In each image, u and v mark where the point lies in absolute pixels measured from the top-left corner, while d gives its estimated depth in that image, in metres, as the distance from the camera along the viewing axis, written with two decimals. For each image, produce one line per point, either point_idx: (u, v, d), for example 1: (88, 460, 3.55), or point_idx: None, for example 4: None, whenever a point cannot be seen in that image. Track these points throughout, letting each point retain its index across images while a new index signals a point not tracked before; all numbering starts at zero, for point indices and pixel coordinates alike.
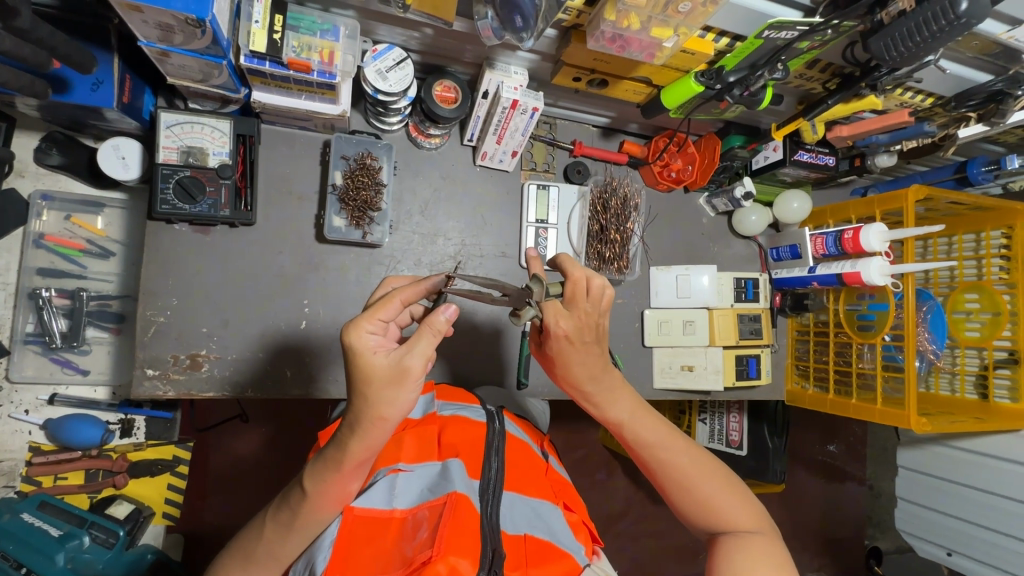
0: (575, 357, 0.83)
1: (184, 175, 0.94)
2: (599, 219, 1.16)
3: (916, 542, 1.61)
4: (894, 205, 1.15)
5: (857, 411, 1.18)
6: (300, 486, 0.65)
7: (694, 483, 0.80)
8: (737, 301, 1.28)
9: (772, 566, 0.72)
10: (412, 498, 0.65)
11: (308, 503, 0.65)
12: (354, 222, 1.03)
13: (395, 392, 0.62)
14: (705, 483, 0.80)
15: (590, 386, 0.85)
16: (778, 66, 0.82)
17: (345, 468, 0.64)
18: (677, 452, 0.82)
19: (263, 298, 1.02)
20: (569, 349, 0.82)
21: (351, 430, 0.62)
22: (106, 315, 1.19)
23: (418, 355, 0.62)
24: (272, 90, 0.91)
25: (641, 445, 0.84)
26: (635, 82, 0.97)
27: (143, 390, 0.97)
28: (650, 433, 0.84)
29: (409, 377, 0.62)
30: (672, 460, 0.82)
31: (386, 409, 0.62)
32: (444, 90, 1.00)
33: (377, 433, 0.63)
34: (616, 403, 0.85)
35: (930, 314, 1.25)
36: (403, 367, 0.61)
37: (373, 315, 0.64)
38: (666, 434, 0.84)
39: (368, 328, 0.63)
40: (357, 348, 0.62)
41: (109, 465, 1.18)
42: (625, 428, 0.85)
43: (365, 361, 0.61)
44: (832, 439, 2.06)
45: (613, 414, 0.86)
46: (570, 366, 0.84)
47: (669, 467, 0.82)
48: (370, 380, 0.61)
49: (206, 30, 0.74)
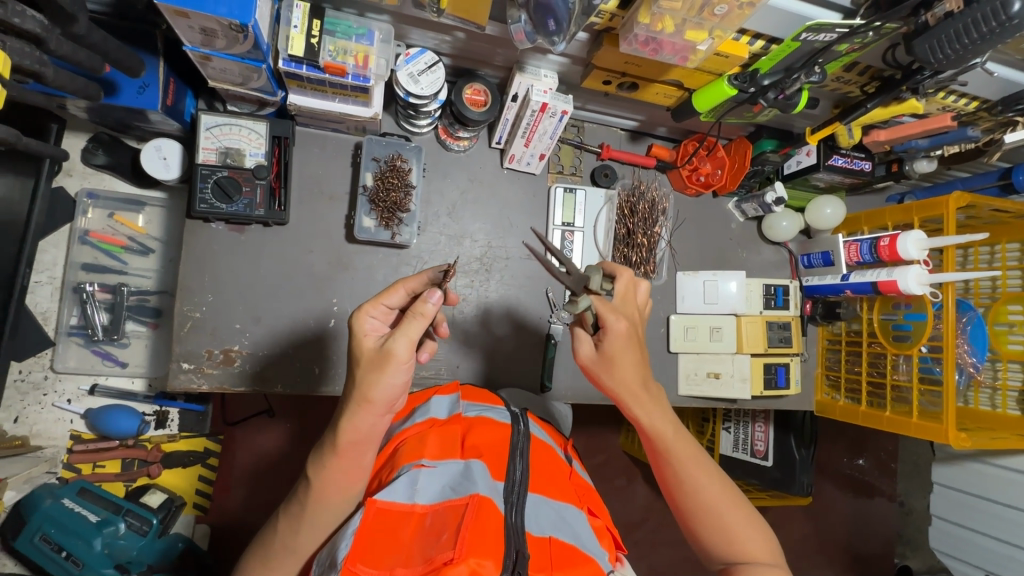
0: (628, 355, 0.80)
1: (222, 175, 0.96)
2: (626, 224, 1.17)
3: (953, 563, 1.54)
4: (933, 212, 1.12)
5: (891, 424, 1.16)
6: (307, 476, 0.68)
7: (721, 511, 0.79)
8: (766, 308, 1.26)
9: None
10: (433, 494, 0.65)
11: (315, 492, 0.67)
12: (384, 223, 1.05)
13: (379, 373, 0.62)
14: (730, 515, 0.79)
15: (636, 396, 0.81)
16: (815, 69, 0.82)
17: (338, 454, 0.65)
18: (709, 473, 0.81)
19: (294, 296, 1.05)
20: (622, 345, 0.79)
21: (342, 410, 0.65)
22: (144, 310, 1.23)
23: (402, 338, 0.62)
24: (308, 93, 0.94)
25: (676, 466, 0.82)
26: (666, 86, 0.97)
27: (178, 383, 1.00)
28: (684, 457, 0.82)
29: (392, 361, 0.62)
30: (701, 487, 0.81)
31: (371, 391, 0.63)
32: (475, 93, 1.01)
33: (365, 417, 0.64)
34: (658, 412, 0.82)
35: (969, 325, 1.22)
36: (385, 349, 0.62)
37: (377, 301, 0.70)
38: (698, 459, 0.82)
39: (369, 313, 0.69)
40: (355, 331, 0.67)
41: (144, 455, 1.22)
42: (664, 440, 0.82)
43: (360, 342, 0.67)
44: (861, 453, 2.01)
45: (653, 423, 0.82)
46: (621, 363, 0.80)
47: (698, 494, 0.80)
48: (361, 359, 0.65)
49: (248, 35, 0.76)
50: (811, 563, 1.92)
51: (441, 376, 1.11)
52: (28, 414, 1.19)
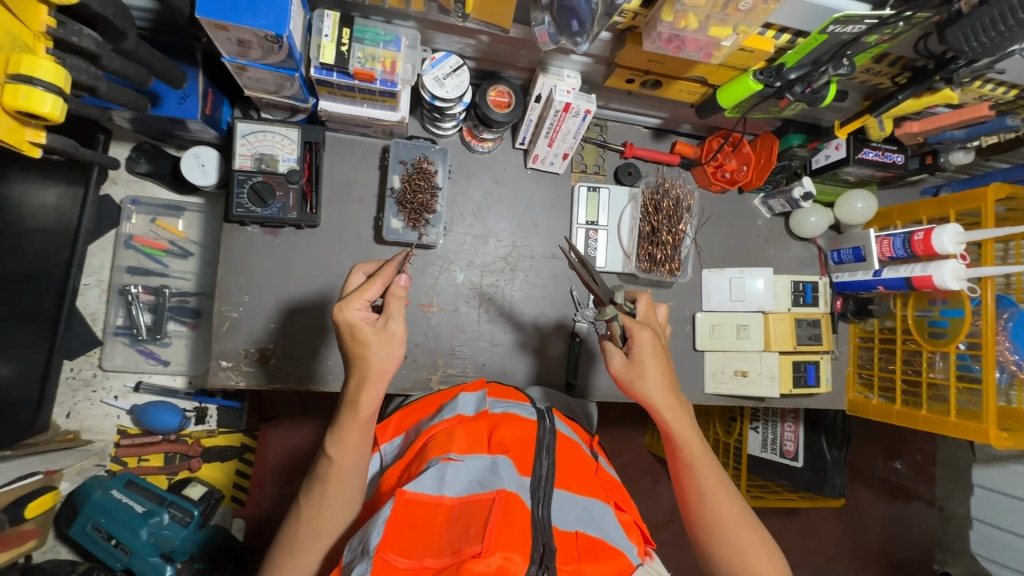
0: (657, 366, 0.81)
1: (257, 180, 1.01)
2: (650, 221, 1.16)
3: (994, 568, 1.48)
4: (970, 205, 1.09)
5: (928, 423, 1.12)
6: (326, 454, 0.74)
7: (736, 539, 0.78)
8: (795, 305, 1.24)
9: None
10: (461, 488, 0.66)
11: (337, 467, 0.73)
12: (410, 224, 1.07)
13: (385, 349, 0.71)
14: (745, 544, 0.78)
15: (668, 407, 0.82)
16: (844, 61, 0.81)
17: (358, 427, 0.73)
18: (730, 495, 0.81)
19: (326, 296, 1.08)
20: (651, 353, 0.81)
21: (357, 387, 0.72)
22: (184, 310, 1.28)
23: (399, 319, 0.72)
24: (338, 99, 0.97)
25: (697, 481, 0.81)
26: (690, 83, 0.97)
27: (218, 380, 1.04)
28: (706, 478, 0.81)
29: (397, 339, 0.72)
30: (719, 511, 0.80)
31: (384, 365, 0.71)
32: (498, 95, 1.03)
33: (377, 388, 0.72)
34: (688, 426, 0.82)
35: (1011, 323, 1.20)
36: (390, 330, 0.71)
37: (358, 294, 0.73)
38: (720, 483, 0.81)
39: (354, 305, 0.72)
40: (350, 324, 0.71)
41: (184, 450, 1.27)
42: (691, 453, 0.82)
43: (359, 332, 0.71)
44: (897, 455, 1.95)
45: (683, 435, 0.82)
46: (651, 372, 0.80)
47: (713, 516, 0.80)
48: (363, 343, 0.71)
49: (283, 45, 0.79)
50: (844, 567, 1.89)
51: (467, 374, 1.13)
52: (79, 410, 1.25)
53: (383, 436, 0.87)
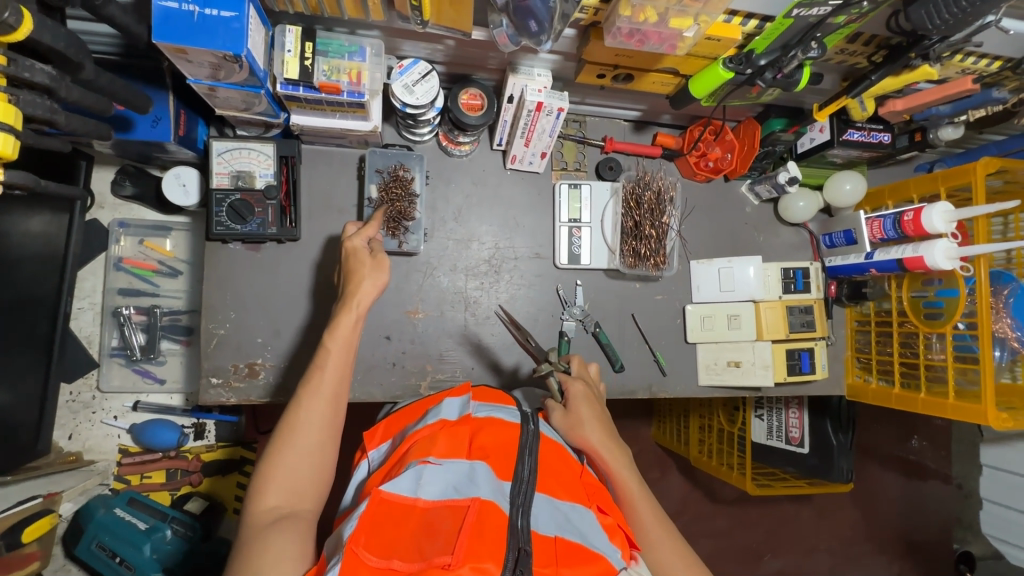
0: (590, 412, 0.89)
1: (235, 198, 1.01)
2: (633, 216, 1.14)
3: (1006, 549, 1.45)
4: (960, 181, 1.05)
5: (927, 406, 1.10)
6: (321, 349, 0.82)
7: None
8: (786, 293, 1.22)
9: None
10: (437, 491, 0.66)
11: (333, 357, 0.81)
12: (391, 232, 1.08)
13: (377, 271, 0.89)
14: None
15: (607, 450, 0.87)
16: (812, 44, 0.80)
17: (353, 317, 0.84)
18: (667, 537, 0.82)
19: (312, 307, 1.09)
20: (584, 404, 0.90)
21: (359, 282, 0.87)
22: (177, 329, 1.30)
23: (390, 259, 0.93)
24: (309, 113, 0.97)
25: (634, 520, 0.83)
26: (662, 74, 0.95)
27: (209, 398, 1.06)
28: (651, 525, 0.82)
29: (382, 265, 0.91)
30: (665, 560, 0.80)
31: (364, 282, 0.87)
32: (470, 98, 1.02)
33: (374, 282, 0.88)
34: (624, 466, 0.87)
35: (1013, 299, 1.17)
36: (379, 257, 0.91)
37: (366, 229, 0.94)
38: (664, 529, 0.83)
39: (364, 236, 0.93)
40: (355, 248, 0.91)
41: (185, 465, 1.29)
42: (628, 493, 0.85)
43: (359, 254, 0.90)
44: (912, 433, 1.92)
45: (619, 473, 0.86)
46: (584, 417, 0.89)
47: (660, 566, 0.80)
48: (360, 263, 0.89)
49: (243, 64, 0.79)
50: (860, 550, 1.87)
51: (457, 378, 1.13)
52: (81, 431, 1.28)
53: (371, 443, 0.87)
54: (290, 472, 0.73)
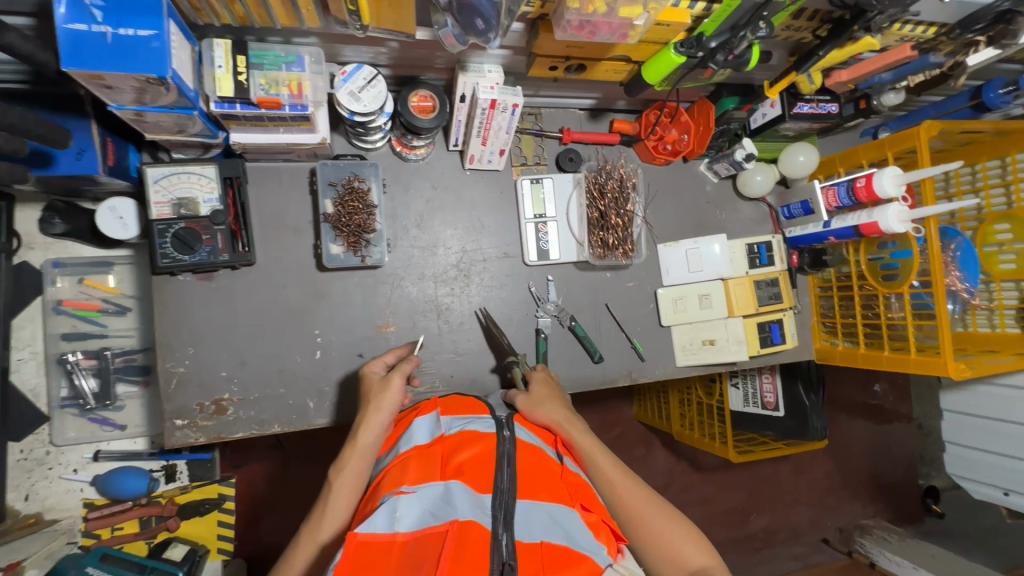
0: (549, 391, 0.95)
1: (179, 227, 0.95)
2: (597, 206, 1.14)
3: (970, 485, 1.55)
4: (906, 145, 1.09)
5: (891, 363, 1.15)
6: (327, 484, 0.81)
7: (656, 528, 0.80)
8: (752, 268, 1.24)
9: None
10: (413, 521, 0.64)
11: (354, 468, 0.80)
12: (351, 247, 1.03)
13: (380, 397, 0.86)
14: (668, 534, 0.79)
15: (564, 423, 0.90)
16: (761, 23, 0.79)
17: (378, 423, 0.83)
18: (636, 489, 0.84)
19: (277, 333, 1.04)
20: (544, 386, 0.96)
21: (386, 393, 0.86)
22: (132, 369, 1.22)
23: (399, 374, 0.89)
24: (250, 129, 0.90)
25: (604, 483, 0.84)
26: (614, 62, 0.93)
27: (176, 440, 1.00)
28: (618, 479, 0.84)
29: (391, 386, 0.87)
30: (637, 506, 0.82)
31: (386, 400, 0.85)
32: (421, 99, 0.98)
33: (392, 394, 0.86)
34: (581, 433, 0.89)
35: (959, 252, 1.22)
36: (388, 380, 0.88)
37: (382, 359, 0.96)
38: (630, 480, 0.85)
39: (376, 365, 0.94)
40: (364, 375, 0.93)
41: (159, 511, 1.23)
42: (591, 458, 0.86)
43: (369, 380, 0.91)
44: (875, 380, 2.02)
45: (579, 441, 0.88)
46: (546, 396, 0.94)
47: (633, 514, 0.81)
48: (369, 389, 0.89)
49: (170, 86, 0.73)
50: (838, 498, 1.97)
51: (436, 388, 1.11)
52: (38, 490, 1.20)
53: None
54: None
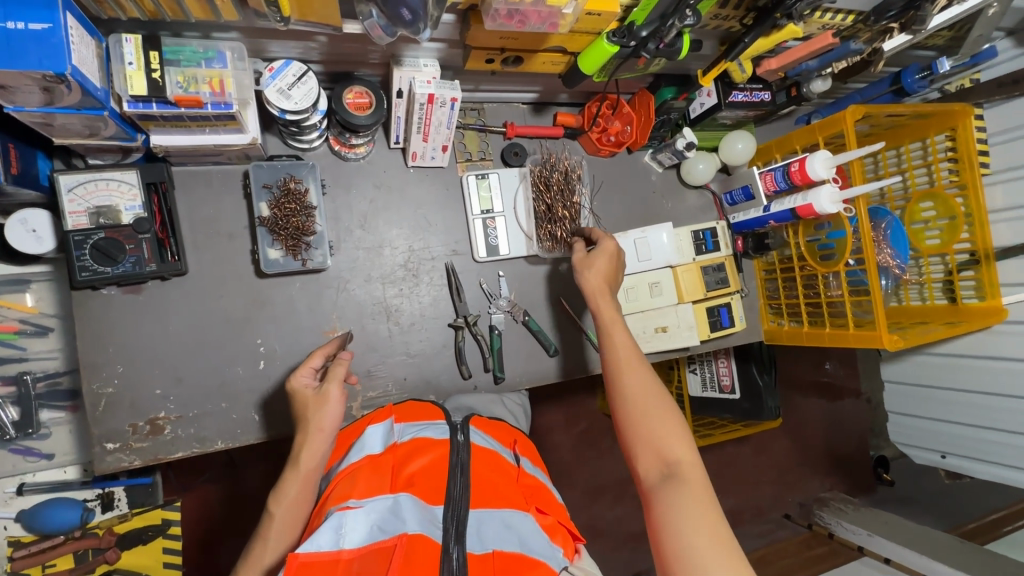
0: (602, 265, 1.01)
1: (98, 237, 0.88)
2: (544, 199, 1.14)
3: (912, 451, 1.63)
4: (834, 129, 1.14)
5: (833, 339, 1.20)
6: (266, 514, 0.76)
7: (649, 411, 0.81)
8: (699, 254, 1.27)
9: (705, 509, 0.70)
10: (361, 537, 0.62)
11: (291, 499, 0.76)
12: (291, 251, 0.99)
13: (319, 413, 0.80)
14: (662, 428, 0.79)
15: (596, 292, 0.98)
16: (687, 12, 0.80)
17: (317, 447, 0.78)
18: (641, 381, 0.85)
19: (215, 345, 0.99)
20: (603, 257, 1.02)
21: (323, 409, 0.81)
22: (58, 394, 1.14)
23: (334, 382, 0.82)
24: (171, 131, 0.85)
25: (616, 370, 0.88)
26: (550, 53, 0.93)
27: (107, 465, 0.94)
28: (629, 371, 0.87)
29: (329, 399, 0.82)
30: (638, 393, 0.83)
31: (324, 420, 0.80)
32: (356, 96, 0.95)
33: (332, 410, 0.81)
34: (613, 320, 0.94)
35: (889, 229, 1.29)
36: (324, 392, 0.82)
37: (306, 364, 0.88)
38: (637, 360, 0.88)
39: (302, 375, 0.87)
40: (294, 390, 0.86)
41: (96, 543, 1.16)
42: (613, 344, 0.91)
43: (301, 394, 0.84)
44: (825, 358, 2.11)
45: (609, 328, 0.93)
46: (596, 265, 1.01)
47: (626, 387, 0.85)
48: (304, 405, 0.83)
49: (71, 84, 0.68)
50: (796, 475, 2.04)
51: (390, 392, 1.08)
52: None
53: None
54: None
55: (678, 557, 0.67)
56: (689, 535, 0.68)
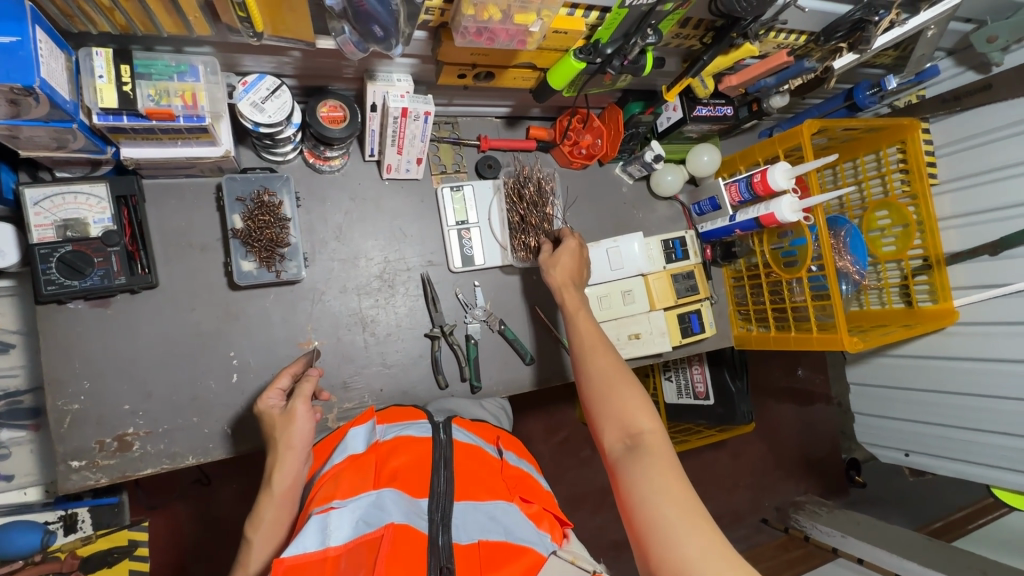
0: (568, 261, 1.05)
1: (65, 250, 0.87)
2: (517, 211, 1.16)
3: (878, 450, 1.68)
4: (793, 142, 1.20)
5: (798, 342, 1.24)
6: (245, 541, 0.75)
7: (616, 395, 0.83)
8: (669, 262, 1.31)
9: (667, 473, 0.72)
10: (346, 532, 0.62)
11: (267, 523, 0.75)
12: (265, 263, 0.99)
13: (287, 431, 0.79)
14: (627, 402, 0.81)
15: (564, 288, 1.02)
16: (648, 31, 0.85)
17: (288, 466, 0.77)
18: (607, 362, 0.88)
19: (186, 359, 0.98)
20: (568, 254, 1.06)
21: (290, 427, 0.79)
22: (18, 413, 1.09)
23: (300, 399, 0.82)
24: (142, 143, 0.85)
25: (583, 355, 0.91)
26: (520, 69, 0.96)
27: (72, 484, 0.91)
28: (596, 355, 0.90)
29: (296, 417, 0.80)
30: (603, 372, 0.86)
31: (293, 438, 0.78)
32: (330, 110, 0.97)
33: (301, 426, 0.80)
34: (578, 312, 0.98)
35: (848, 237, 1.35)
36: (291, 411, 0.81)
37: (273, 386, 0.87)
38: (601, 346, 0.91)
39: (270, 396, 0.86)
40: (262, 411, 0.85)
41: (57, 567, 1.09)
42: (580, 335, 0.94)
43: (270, 414, 0.83)
44: (795, 365, 2.17)
45: (576, 319, 0.97)
46: (563, 263, 1.05)
47: (592, 372, 0.87)
48: (273, 425, 0.82)
49: (39, 96, 0.68)
50: (772, 479, 2.08)
51: (366, 403, 1.08)
52: None
53: None
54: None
55: (650, 525, 0.68)
56: (659, 502, 0.69)
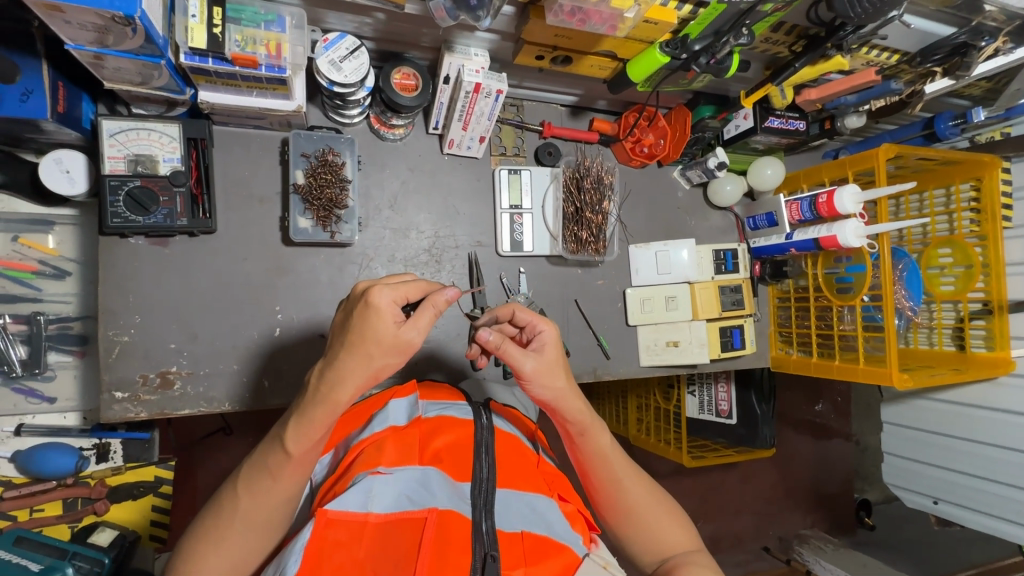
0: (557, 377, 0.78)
1: (134, 185, 0.89)
2: (574, 202, 1.14)
3: (904, 494, 1.62)
4: (865, 165, 1.16)
5: (841, 372, 1.20)
6: (281, 445, 0.66)
7: (648, 523, 0.79)
8: (718, 273, 1.28)
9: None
10: (388, 503, 0.62)
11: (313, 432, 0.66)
12: (321, 222, 1.00)
13: (386, 355, 0.64)
14: (659, 519, 0.79)
15: (568, 402, 0.79)
16: (743, 31, 0.82)
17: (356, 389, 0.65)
18: (634, 485, 0.81)
19: (233, 307, 0.99)
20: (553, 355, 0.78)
21: (385, 351, 0.64)
22: (67, 338, 1.14)
23: (419, 332, 0.65)
24: (220, 89, 0.86)
25: (607, 480, 0.81)
26: (599, 57, 0.94)
27: (113, 414, 0.93)
28: (622, 475, 0.81)
29: (407, 348, 0.65)
30: (634, 490, 0.80)
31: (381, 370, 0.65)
32: (404, 77, 0.96)
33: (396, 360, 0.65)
34: (592, 436, 0.81)
35: (905, 271, 1.29)
36: (403, 339, 0.64)
37: (401, 286, 0.66)
38: (625, 467, 0.82)
39: (389, 293, 0.64)
40: (372, 306, 0.63)
41: (87, 492, 1.11)
42: (601, 461, 0.81)
43: (377, 320, 0.63)
44: (820, 399, 2.11)
45: (591, 444, 0.81)
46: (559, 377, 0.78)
47: (622, 500, 0.80)
48: (370, 333, 0.63)
49: (137, 28, 0.69)
50: (781, 508, 2.04)
51: (399, 374, 1.08)
52: None
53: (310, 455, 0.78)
54: (216, 569, 0.66)
55: None
56: None
